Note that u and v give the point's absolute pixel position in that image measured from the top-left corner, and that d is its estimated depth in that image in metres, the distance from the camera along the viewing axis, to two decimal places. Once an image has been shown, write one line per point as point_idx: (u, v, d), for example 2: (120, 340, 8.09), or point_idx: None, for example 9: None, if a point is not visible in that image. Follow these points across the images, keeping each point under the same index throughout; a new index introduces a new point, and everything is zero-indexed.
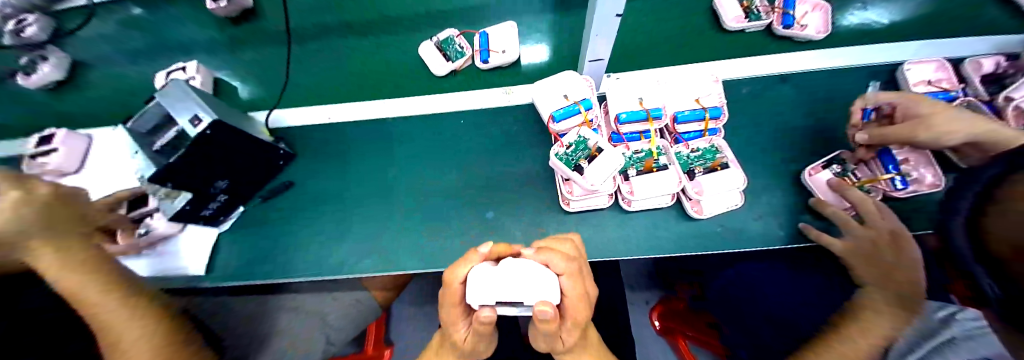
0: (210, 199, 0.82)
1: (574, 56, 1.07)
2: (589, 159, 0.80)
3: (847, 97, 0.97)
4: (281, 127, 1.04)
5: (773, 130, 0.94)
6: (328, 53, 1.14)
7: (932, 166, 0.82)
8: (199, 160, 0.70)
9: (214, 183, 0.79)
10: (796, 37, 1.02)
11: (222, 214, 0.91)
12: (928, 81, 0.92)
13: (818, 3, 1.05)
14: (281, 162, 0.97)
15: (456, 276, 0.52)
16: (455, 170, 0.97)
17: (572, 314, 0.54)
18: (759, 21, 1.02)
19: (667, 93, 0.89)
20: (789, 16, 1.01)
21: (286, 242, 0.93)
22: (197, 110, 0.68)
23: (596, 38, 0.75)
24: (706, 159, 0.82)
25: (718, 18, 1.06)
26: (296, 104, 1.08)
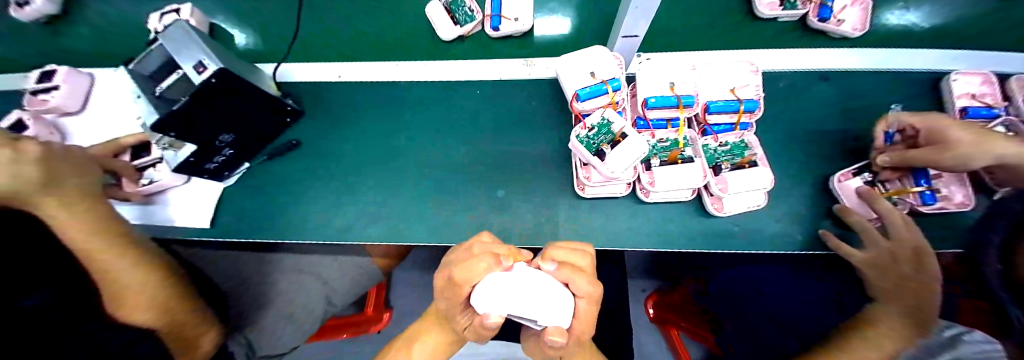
0: (215, 152, 0.79)
1: (600, 31, 1.00)
2: (612, 144, 0.75)
3: (886, 103, 0.91)
4: (288, 82, 1.00)
5: (805, 129, 0.89)
6: (336, 6, 1.06)
7: (964, 185, 0.74)
8: (206, 109, 0.66)
9: (218, 137, 0.76)
10: (831, 32, 0.92)
11: (227, 169, 0.88)
12: (972, 95, 0.84)
13: None
14: (288, 119, 0.93)
15: (469, 279, 0.48)
16: (465, 143, 0.93)
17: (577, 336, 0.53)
18: (793, 11, 0.92)
19: (701, 80, 0.83)
20: (827, 8, 0.90)
21: (291, 201, 0.91)
22: (201, 57, 0.64)
23: (634, 11, 0.67)
24: (734, 155, 0.79)
25: (752, 4, 0.96)
26: (307, 57, 1.03)
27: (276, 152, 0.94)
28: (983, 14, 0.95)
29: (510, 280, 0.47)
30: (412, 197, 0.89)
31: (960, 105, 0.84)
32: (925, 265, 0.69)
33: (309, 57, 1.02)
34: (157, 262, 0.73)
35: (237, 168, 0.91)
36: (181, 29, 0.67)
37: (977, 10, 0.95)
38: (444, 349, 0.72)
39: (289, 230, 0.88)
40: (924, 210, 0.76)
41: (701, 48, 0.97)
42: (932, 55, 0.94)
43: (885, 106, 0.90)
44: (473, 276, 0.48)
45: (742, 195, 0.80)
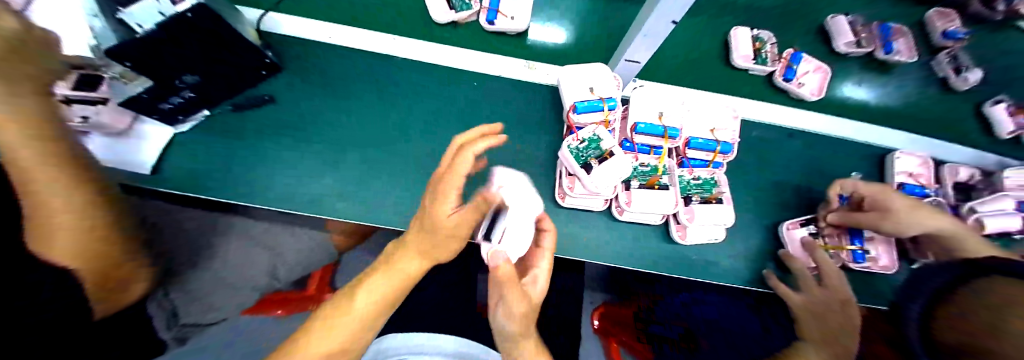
0: (174, 92, 0.71)
1: (601, 48, 1.01)
2: (600, 160, 0.77)
3: (837, 166, 1.02)
4: (274, 33, 0.92)
5: (767, 177, 0.98)
6: None
7: (891, 251, 0.86)
8: (179, 46, 0.61)
9: (181, 79, 0.68)
10: (791, 93, 1.02)
11: (183, 114, 0.79)
12: (909, 173, 0.99)
13: (820, 64, 1.02)
14: (264, 73, 0.87)
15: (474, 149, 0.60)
16: (459, 131, 0.92)
17: (511, 286, 0.57)
18: (763, 66, 0.99)
19: (688, 116, 0.89)
20: (791, 69, 0.99)
21: (255, 161, 0.83)
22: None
23: (644, 37, 0.70)
24: (705, 190, 0.84)
25: (728, 52, 1.02)
26: (295, 8, 0.93)
27: (244, 104, 0.86)
28: (912, 103, 1.09)
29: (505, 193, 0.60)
30: (390, 179, 0.86)
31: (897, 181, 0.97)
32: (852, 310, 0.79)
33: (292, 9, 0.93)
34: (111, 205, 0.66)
35: (194, 115, 0.82)
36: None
37: (906, 98, 1.09)
38: (390, 305, 0.63)
39: (246, 190, 0.81)
40: (853, 268, 0.86)
41: (692, 84, 1.02)
42: (871, 130, 1.07)
43: (831, 168, 1.02)
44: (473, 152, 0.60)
45: (706, 227, 0.85)
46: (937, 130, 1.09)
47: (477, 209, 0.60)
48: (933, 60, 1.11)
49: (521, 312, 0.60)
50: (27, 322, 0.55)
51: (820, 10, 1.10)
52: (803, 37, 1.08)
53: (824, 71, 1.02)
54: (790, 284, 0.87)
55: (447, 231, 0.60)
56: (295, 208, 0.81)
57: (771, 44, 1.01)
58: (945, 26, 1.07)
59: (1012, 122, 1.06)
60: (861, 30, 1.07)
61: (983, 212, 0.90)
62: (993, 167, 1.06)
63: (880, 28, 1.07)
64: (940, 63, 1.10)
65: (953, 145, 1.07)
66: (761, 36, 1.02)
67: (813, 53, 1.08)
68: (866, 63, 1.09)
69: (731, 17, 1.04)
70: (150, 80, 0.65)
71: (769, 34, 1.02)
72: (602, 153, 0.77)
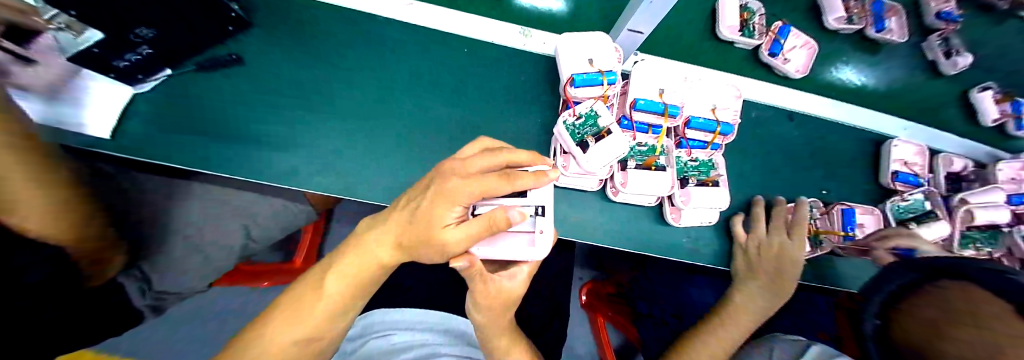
0: (128, 47, 0.64)
1: (593, 14, 0.95)
2: (596, 138, 0.73)
3: (834, 151, 1.01)
4: None
5: (763, 161, 0.96)
6: None
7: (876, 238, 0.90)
8: None
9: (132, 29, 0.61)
10: (777, 69, 0.98)
11: (140, 73, 0.71)
12: (904, 161, 0.98)
13: (807, 40, 0.99)
14: (230, 28, 0.80)
15: (521, 182, 0.52)
16: (447, 103, 0.87)
17: (479, 282, 0.57)
18: (749, 39, 0.94)
19: (690, 93, 0.85)
20: (778, 44, 0.95)
21: (228, 129, 0.77)
22: None
23: (648, 6, 0.63)
24: (701, 172, 0.82)
25: (715, 21, 0.96)
26: None
27: (210, 63, 0.78)
28: (902, 86, 1.07)
29: (534, 229, 0.61)
30: (368, 150, 0.80)
31: (892, 169, 0.97)
32: (784, 288, 0.79)
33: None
34: (58, 181, 0.66)
35: (156, 73, 0.74)
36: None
37: (896, 82, 1.07)
38: (366, 291, 0.62)
39: (226, 162, 0.75)
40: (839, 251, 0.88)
41: (688, 60, 0.98)
42: (861, 112, 1.05)
43: (824, 152, 1.00)
44: (517, 183, 0.52)
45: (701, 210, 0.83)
46: (931, 118, 1.08)
47: (485, 229, 0.50)
48: (924, 42, 1.07)
49: (489, 303, 0.60)
50: (28, 322, 0.61)
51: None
52: (797, 12, 1.04)
53: (811, 47, 0.99)
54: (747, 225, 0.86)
55: (437, 241, 0.52)
56: (275, 181, 0.75)
57: (760, 15, 0.97)
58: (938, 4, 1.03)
59: (995, 110, 1.05)
60: (853, 6, 1.04)
61: (972, 203, 0.91)
62: (983, 158, 1.07)
63: (873, 7, 1.02)
64: (931, 46, 1.06)
65: (940, 133, 1.07)
66: (749, 6, 0.97)
67: (806, 30, 1.04)
68: (857, 42, 1.06)
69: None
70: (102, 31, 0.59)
71: (756, 4, 0.97)
72: (599, 131, 0.73)
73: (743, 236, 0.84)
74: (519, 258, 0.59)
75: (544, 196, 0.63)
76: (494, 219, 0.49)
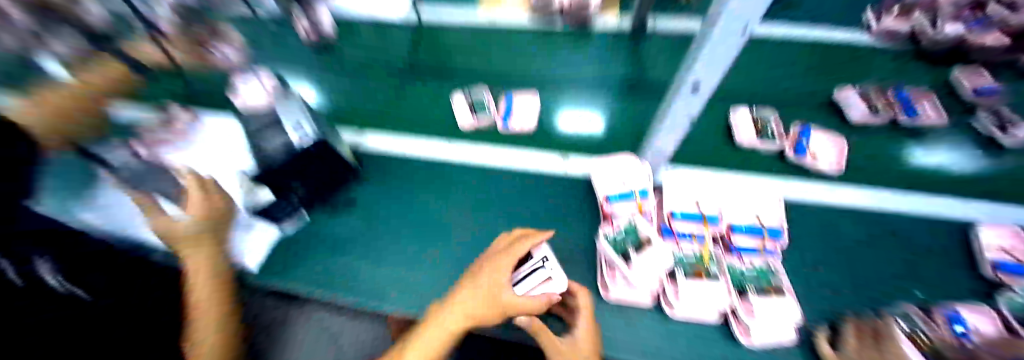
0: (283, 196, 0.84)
1: (622, 135, 1.05)
2: (638, 248, 0.75)
3: (916, 248, 0.91)
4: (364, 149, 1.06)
5: (835, 260, 0.88)
6: (398, 90, 1.20)
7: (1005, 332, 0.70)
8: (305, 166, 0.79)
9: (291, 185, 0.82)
10: (810, 168, 0.99)
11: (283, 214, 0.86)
12: (1001, 248, 0.86)
13: (835, 136, 1.04)
14: (349, 176, 0.98)
15: (525, 242, 0.76)
16: (496, 221, 0.94)
17: (551, 342, 0.72)
18: (771, 141, 1.00)
19: (727, 202, 0.88)
20: (800, 146, 1.00)
21: (331, 254, 0.88)
22: (300, 119, 0.80)
23: (665, 132, 0.79)
24: (761, 281, 0.76)
25: (731, 133, 1.06)
26: (379, 128, 1.10)
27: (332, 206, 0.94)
28: (971, 165, 1.03)
29: (548, 270, 0.75)
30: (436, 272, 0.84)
31: (989, 257, 0.85)
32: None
33: (348, 123, 1.11)
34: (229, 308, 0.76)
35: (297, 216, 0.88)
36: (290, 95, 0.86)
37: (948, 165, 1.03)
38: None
39: (323, 280, 0.84)
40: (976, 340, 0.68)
41: (723, 166, 1.01)
42: (925, 201, 0.97)
43: (904, 247, 0.91)
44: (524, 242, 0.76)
45: (772, 323, 0.73)
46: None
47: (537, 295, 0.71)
48: (973, 119, 1.11)
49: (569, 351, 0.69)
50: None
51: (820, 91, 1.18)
52: (817, 113, 1.12)
53: (841, 143, 1.02)
54: (833, 342, 0.74)
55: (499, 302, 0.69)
56: (364, 299, 0.81)
57: (774, 123, 1.05)
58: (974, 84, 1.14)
59: None
60: (876, 100, 1.11)
61: None
62: None
63: (898, 98, 1.11)
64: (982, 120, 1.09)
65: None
66: (763, 116, 1.06)
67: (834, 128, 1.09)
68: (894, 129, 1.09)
69: (728, 101, 1.13)
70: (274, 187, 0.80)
71: (772, 113, 1.07)
72: (640, 240, 0.76)
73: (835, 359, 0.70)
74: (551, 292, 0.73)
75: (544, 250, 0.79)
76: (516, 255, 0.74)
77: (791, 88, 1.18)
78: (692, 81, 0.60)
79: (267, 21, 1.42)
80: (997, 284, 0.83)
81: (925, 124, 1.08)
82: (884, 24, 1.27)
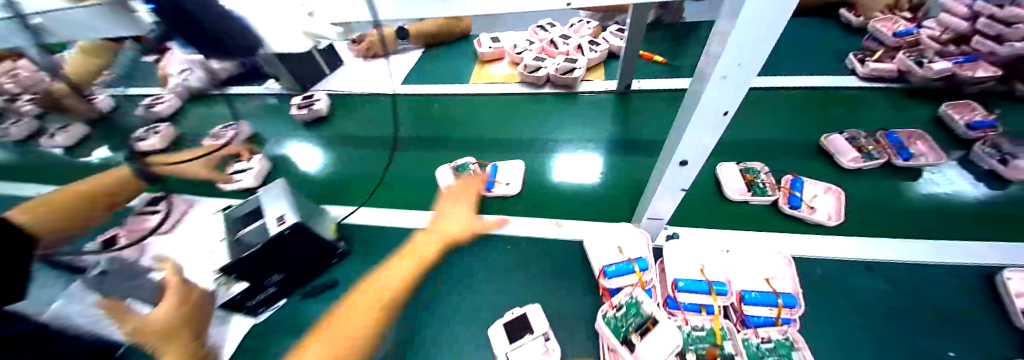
0: (260, 290, 0.80)
1: (617, 196, 1.04)
2: (641, 331, 0.70)
3: (949, 303, 0.82)
4: (349, 223, 1.03)
5: (856, 321, 0.80)
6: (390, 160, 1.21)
7: None
8: (269, 257, 0.71)
9: (268, 277, 0.78)
10: (807, 220, 0.96)
11: (260, 306, 0.84)
12: None
13: (829, 186, 1.02)
14: (334, 260, 0.94)
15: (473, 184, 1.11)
16: (486, 295, 0.88)
17: None
18: (763, 195, 1.01)
19: (733, 267, 0.84)
20: (795, 197, 0.99)
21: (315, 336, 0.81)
22: (284, 211, 0.74)
23: (657, 202, 0.76)
24: (782, 355, 0.70)
25: (721, 187, 1.06)
26: (366, 201, 1.09)
27: (310, 291, 0.89)
28: (983, 203, 0.98)
29: (546, 343, 0.76)
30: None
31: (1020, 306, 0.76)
32: None
33: (333, 199, 1.10)
34: None
35: (273, 303, 0.86)
36: (276, 186, 0.81)
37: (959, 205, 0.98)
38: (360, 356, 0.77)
39: None
40: None
41: (724, 224, 0.98)
42: (940, 246, 0.91)
43: (932, 301, 0.83)
44: (472, 187, 1.10)
45: None
46: None
47: None
48: (970, 153, 1.07)
49: None
50: None
51: (809, 137, 1.19)
52: (806, 161, 1.12)
53: (836, 191, 1.01)
54: None
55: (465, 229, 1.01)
56: None
57: (765, 174, 1.06)
58: (968, 117, 1.12)
59: None
60: (866, 143, 1.11)
61: None
62: None
63: (891, 140, 1.10)
64: (981, 155, 1.04)
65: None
66: (751, 168, 1.09)
67: (826, 175, 1.08)
68: (888, 170, 1.07)
69: (715, 156, 1.15)
70: (246, 281, 0.75)
71: (760, 165, 1.09)
72: (644, 320, 0.72)
73: None
74: None
75: (531, 312, 0.81)
76: (472, 195, 1.09)
77: (780, 138, 1.19)
78: (679, 160, 0.58)
79: (263, 96, 1.48)
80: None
81: (923, 165, 1.05)
82: (869, 66, 1.30)
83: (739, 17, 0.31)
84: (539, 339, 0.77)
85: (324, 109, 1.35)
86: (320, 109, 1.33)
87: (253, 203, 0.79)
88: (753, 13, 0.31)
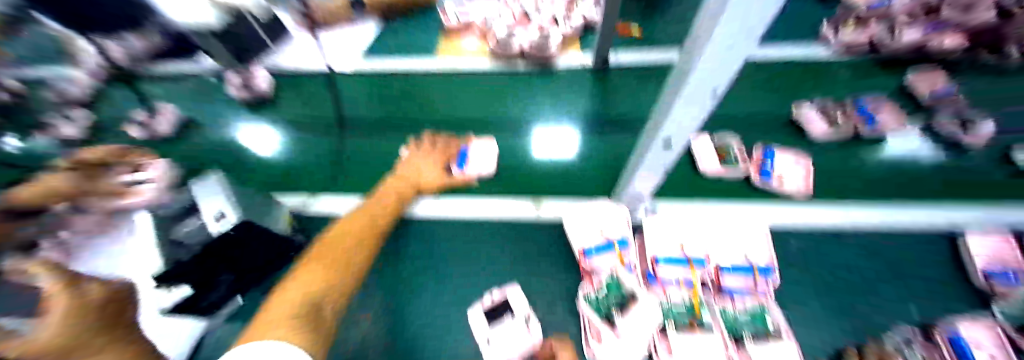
0: (210, 288, 0.73)
1: (595, 174, 1.03)
2: (622, 308, 0.71)
3: (903, 265, 0.88)
4: (308, 215, 0.98)
5: (816, 287, 0.86)
6: (359, 143, 1.14)
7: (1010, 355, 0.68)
8: (218, 252, 0.73)
9: (219, 273, 0.74)
10: (775, 191, 0.98)
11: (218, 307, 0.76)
12: (990, 256, 0.83)
13: (799, 156, 1.02)
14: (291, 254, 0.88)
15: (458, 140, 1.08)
16: (469, 282, 0.88)
17: None
18: (733, 167, 0.99)
19: (713, 241, 0.82)
20: (766, 170, 0.99)
21: None
22: (221, 209, 0.76)
23: (639, 180, 0.74)
24: (757, 326, 0.70)
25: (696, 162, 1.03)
26: (332, 189, 1.04)
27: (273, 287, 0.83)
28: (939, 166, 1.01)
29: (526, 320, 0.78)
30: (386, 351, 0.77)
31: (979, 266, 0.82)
32: None
33: (286, 187, 1.04)
34: None
35: (229, 303, 0.79)
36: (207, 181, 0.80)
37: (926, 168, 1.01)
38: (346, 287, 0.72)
39: None
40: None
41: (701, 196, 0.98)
42: (905, 212, 0.94)
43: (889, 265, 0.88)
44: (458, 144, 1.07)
45: None
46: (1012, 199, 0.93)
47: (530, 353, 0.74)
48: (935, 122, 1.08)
49: None
50: None
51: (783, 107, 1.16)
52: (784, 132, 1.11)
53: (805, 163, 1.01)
54: None
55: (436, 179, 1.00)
56: None
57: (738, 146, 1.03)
58: (930, 85, 1.13)
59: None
60: (837, 113, 1.10)
61: None
62: None
63: (859, 112, 1.09)
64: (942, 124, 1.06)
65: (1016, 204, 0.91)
66: (726, 141, 1.05)
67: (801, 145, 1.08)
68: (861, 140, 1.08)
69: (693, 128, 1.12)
70: (193, 284, 0.69)
71: (733, 139, 1.05)
72: (625, 298, 0.72)
73: None
74: (525, 346, 0.74)
75: (513, 294, 0.83)
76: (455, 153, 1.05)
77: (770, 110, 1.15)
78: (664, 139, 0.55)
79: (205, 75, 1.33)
80: (989, 292, 0.81)
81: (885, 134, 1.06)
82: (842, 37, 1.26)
83: (722, 14, 0.27)
84: (520, 319, 0.78)
85: (267, 91, 1.24)
86: (263, 89, 1.22)
87: (177, 196, 0.73)
88: (736, 11, 0.27)
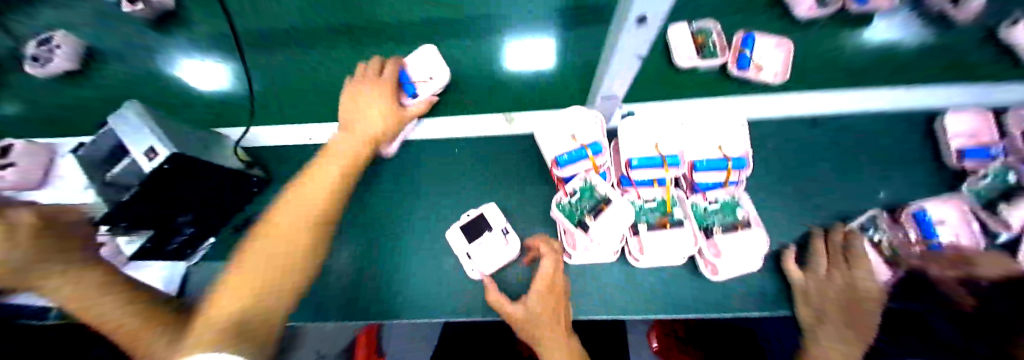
0: (173, 232, 0.73)
1: (569, 79, 0.94)
2: (595, 212, 0.71)
3: (882, 146, 0.87)
4: (257, 147, 0.91)
5: (793, 177, 0.85)
6: (294, 62, 0.97)
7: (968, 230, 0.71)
8: (157, 205, 0.66)
9: (176, 217, 0.71)
10: (753, 80, 0.90)
11: (189, 247, 0.79)
12: (970, 134, 0.80)
13: (782, 39, 0.92)
14: (256, 189, 0.86)
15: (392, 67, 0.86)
16: (444, 201, 0.87)
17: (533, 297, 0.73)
18: (713, 58, 0.89)
19: (688, 139, 0.78)
20: (744, 57, 0.89)
21: None
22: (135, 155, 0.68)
23: (612, 78, 0.67)
24: (726, 215, 0.74)
25: (671, 55, 0.92)
26: (274, 119, 0.94)
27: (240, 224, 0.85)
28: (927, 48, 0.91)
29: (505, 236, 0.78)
30: (371, 272, 0.81)
31: (956, 146, 0.80)
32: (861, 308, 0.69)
33: (225, 121, 0.93)
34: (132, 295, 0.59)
35: (201, 244, 0.82)
36: (127, 115, 0.64)
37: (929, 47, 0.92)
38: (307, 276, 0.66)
39: None
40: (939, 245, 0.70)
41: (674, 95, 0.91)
42: (898, 94, 0.88)
43: (867, 148, 0.87)
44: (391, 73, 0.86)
45: (740, 259, 0.72)
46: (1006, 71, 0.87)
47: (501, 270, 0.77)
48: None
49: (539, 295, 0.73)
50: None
51: None
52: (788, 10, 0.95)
53: (786, 45, 0.91)
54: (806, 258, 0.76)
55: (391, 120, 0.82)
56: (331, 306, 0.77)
57: (716, 33, 0.92)
58: None
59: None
60: None
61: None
62: None
63: None
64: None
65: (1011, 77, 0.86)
66: (704, 27, 0.93)
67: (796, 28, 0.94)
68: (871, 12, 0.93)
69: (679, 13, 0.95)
70: (150, 229, 0.69)
71: (713, 24, 0.94)
72: (598, 202, 0.71)
73: (801, 279, 0.73)
74: (501, 258, 0.77)
75: (488, 212, 0.81)
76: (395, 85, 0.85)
77: None
78: (636, 16, 0.46)
79: None
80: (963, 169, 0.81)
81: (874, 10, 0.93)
82: None
83: None
84: (497, 235, 0.78)
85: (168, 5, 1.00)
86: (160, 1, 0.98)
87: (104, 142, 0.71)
88: None
